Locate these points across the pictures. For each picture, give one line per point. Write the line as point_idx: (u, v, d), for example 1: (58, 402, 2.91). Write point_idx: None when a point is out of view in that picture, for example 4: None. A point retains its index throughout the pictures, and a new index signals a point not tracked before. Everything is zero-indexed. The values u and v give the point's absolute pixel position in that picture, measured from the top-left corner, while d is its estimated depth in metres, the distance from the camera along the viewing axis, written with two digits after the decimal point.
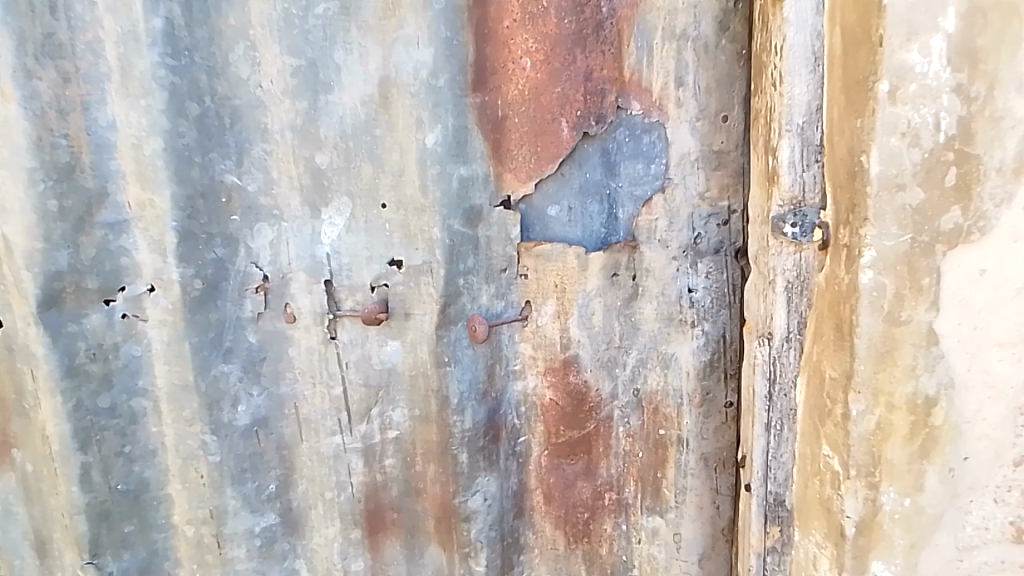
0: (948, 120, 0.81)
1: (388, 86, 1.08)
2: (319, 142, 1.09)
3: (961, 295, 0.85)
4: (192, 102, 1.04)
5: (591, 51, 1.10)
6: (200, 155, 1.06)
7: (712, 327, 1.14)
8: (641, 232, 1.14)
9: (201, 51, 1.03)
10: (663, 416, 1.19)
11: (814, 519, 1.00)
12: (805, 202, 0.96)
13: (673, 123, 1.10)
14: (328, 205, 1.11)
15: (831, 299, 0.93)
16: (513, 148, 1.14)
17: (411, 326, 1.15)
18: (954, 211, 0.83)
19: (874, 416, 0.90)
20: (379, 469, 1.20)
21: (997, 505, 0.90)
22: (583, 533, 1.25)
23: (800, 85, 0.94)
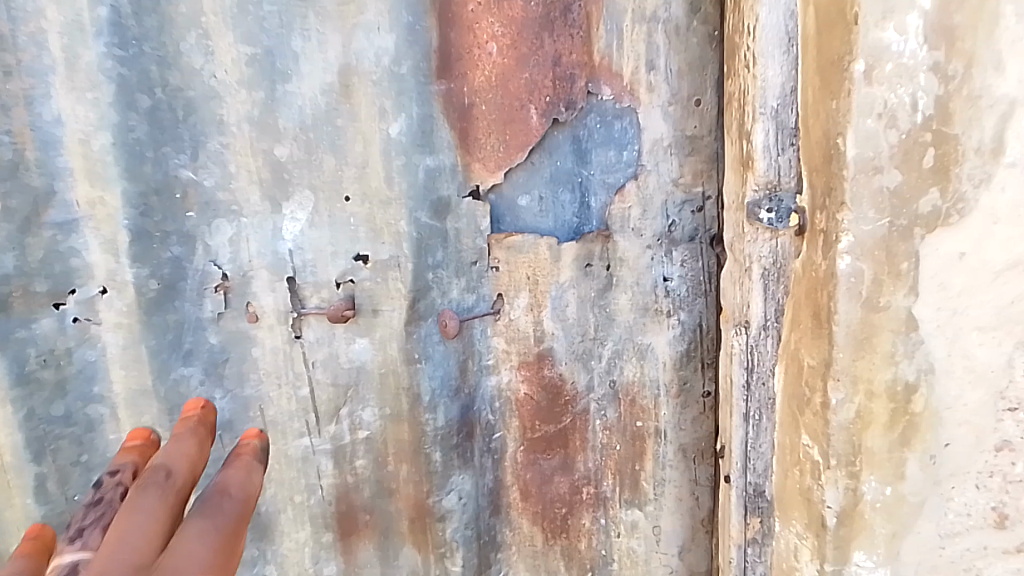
0: (925, 100, 0.80)
1: (350, 74, 1.04)
2: (277, 134, 1.04)
3: (939, 280, 0.84)
4: (143, 94, 0.98)
5: (559, 35, 1.06)
6: (152, 150, 1.00)
7: (688, 316, 1.12)
8: (615, 221, 1.12)
9: (151, 41, 0.98)
10: (640, 407, 1.16)
11: (795, 510, 0.99)
12: (780, 186, 0.94)
13: (645, 108, 1.07)
14: (289, 199, 1.07)
15: (808, 286, 0.91)
16: (480, 137, 1.10)
17: (380, 323, 1.11)
18: (932, 193, 0.82)
19: (854, 405, 0.89)
20: (350, 471, 1.16)
21: (978, 490, 0.90)
22: (561, 528, 1.23)
23: (774, 67, 0.92)
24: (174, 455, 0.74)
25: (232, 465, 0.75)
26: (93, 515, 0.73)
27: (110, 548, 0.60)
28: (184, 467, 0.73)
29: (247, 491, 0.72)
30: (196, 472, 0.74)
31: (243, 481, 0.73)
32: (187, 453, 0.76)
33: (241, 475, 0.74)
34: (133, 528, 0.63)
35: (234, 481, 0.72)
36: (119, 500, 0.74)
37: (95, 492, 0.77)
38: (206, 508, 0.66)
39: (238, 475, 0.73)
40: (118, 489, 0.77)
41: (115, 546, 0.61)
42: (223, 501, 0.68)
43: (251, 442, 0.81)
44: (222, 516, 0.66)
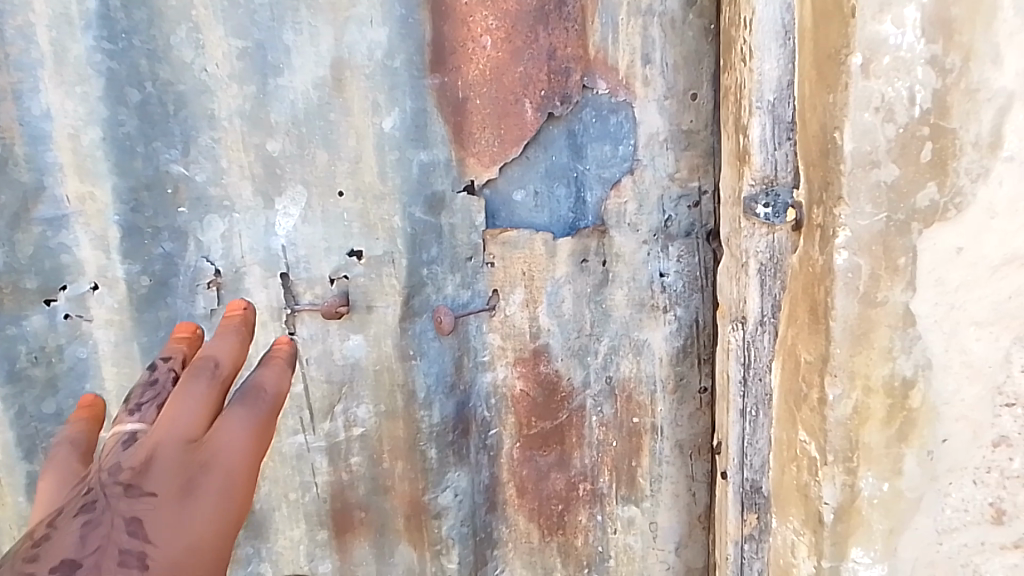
0: (923, 94, 0.79)
1: (342, 68, 1.03)
2: (269, 129, 1.03)
3: (937, 275, 0.84)
4: (133, 88, 0.98)
5: (554, 28, 1.05)
6: (143, 145, 1.00)
7: (684, 312, 1.12)
8: (611, 216, 1.11)
9: (140, 34, 0.97)
10: (637, 403, 1.16)
11: (792, 506, 0.98)
12: (777, 181, 0.94)
13: (641, 102, 1.07)
14: (281, 194, 1.05)
15: (805, 281, 0.91)
16: (475, 131, 1.09)
17: (374, 320, 1.10)
18: (930, 187, 0.82)
19: (851, 400, 0.88)
20: (345, 468, 1.16)
21: (975, 486, 0.91)
22: (558, 525, 1.22)
23: (770, 60, 0.91)
24: (217, 349, 0.72)
25: (268, 363, 0.74)
26: (145, 390, 0.70)
27: (158, 434, 0.63)
28: (230, 360, 0.72)
29: (280, 390, 0.72)
30: (241, 364, 0.73)
31: (279, 382, 0.73)
32: (228, 351, 0.73)
33: (275, 378, 0.73)
34: (185, 409, 0.65)
35: (270, 381, 0.72)
36: (175, 378, 0.72)
37: (150, 372, 0.73)
38: (247, 395, 0.69)
39: (273, 374, 0.73)
40: (171, 373, 0.73)
41: (163, 432, 0.63)
42: (265, 401, 0.69)
43: (282, 348, 0.77)
44: (259, 409, 0.68)
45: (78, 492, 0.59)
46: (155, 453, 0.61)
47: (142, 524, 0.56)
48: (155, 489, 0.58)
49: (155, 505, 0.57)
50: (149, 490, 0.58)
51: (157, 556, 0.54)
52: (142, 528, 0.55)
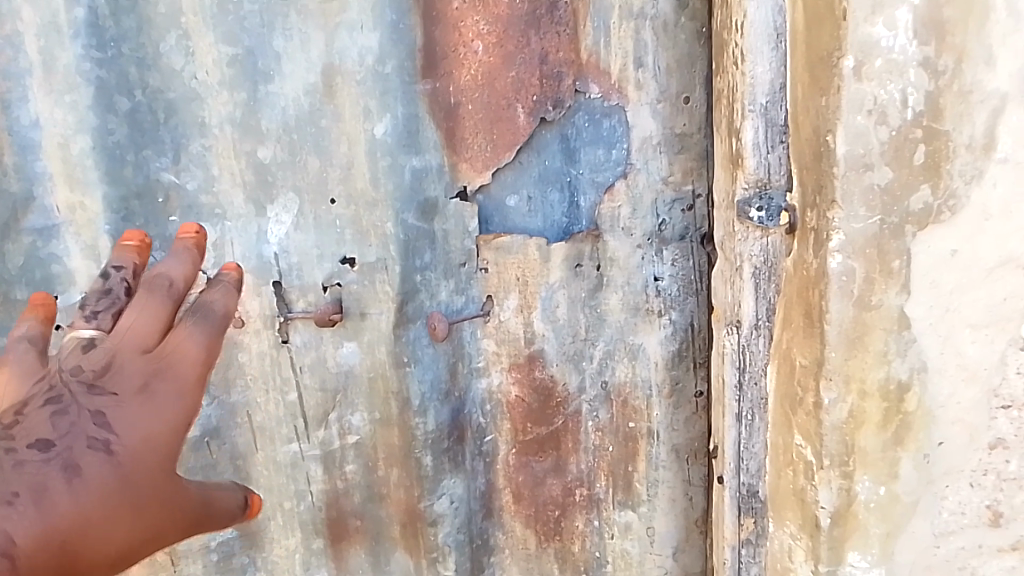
0: (916, 96, 0.79)
1: (333, 74, 1.03)
2: (260, 135, 1.02)
3: (931, 278, 0.84)
4: (122, 96, 0.97)
5: (546, 32, 1.05)
6: (133, 153, 0.99)
7: (679, 315, 1.12)
8: (605, 220, 1.10)
9: (129, 42, 0.96)
10: (632, 408, 1.16)
11: (789, 510, 0.98)
12: (771, 184, 0.94)
13: (633, 106, 1.07)
14: (273, 202, 1.05)
15: (800, 285, 0.90)
16: (467, 137, 1.09)
17: (368, 327, 1.10)
18: (924, 189, 0.81)
19: (847, 404, 0.88)
20: (340, 476, 1.15)
21: (972, 489, 0.91)
22: (555, 531, 1.22)
23: (762, 63, 0.91)
24: (170, 268, 0.81)
25: (218, 284, 0.84)
26: (104, 296, 0.81)
27: (117, 344, 0.76)
28: (183, 275, 0.82)
29: (228, 308, 0.83)
30: (194, 280, 0.83)
31: (228, 301, 0.83)
32: (181, 269, 0.82)
33: (224, 298, 0.83)
34: (142, 319, 0.78)
35: (217, 301, 0.82)
36: (129, 289, 0.81)
37: (104, 279, 0.82)
38: (198, 313, 0.80)
39: (221, 293, 0.83)
40: (125, 282, 0.82)
41: (124, 341, 0.76)
42: (214, 317, 0.80)
43: (229, 272, 0.85)
44: (212, 325, 0.80)
45: (42, 388, 0.73)
46: (113, 364, 0.74)
47: (104, 418, 0.71)
48: (116, 391, 0.73)
49: (116, 402, 0.72)
50: (110, 391, 0.73)
51: (119, 444, 0.70)
52: (103, 424, 0.71)
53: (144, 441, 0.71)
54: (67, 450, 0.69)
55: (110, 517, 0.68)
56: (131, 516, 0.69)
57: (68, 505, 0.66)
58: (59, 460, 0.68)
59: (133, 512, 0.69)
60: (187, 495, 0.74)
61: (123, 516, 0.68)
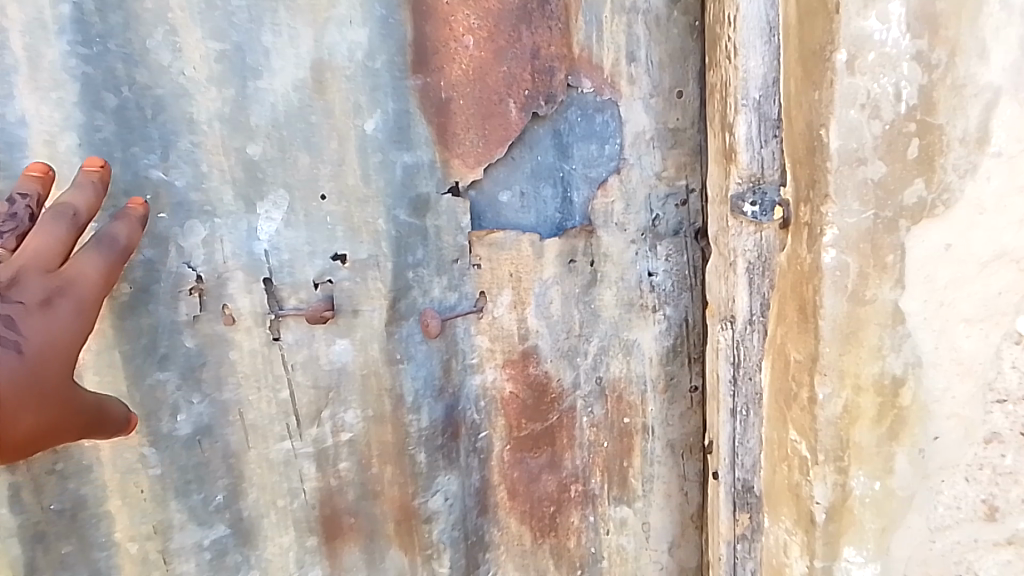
0: (909, 90, 0.79)
1: (323, 70, 1.02)
2: (249, 132, 1.01)
3: (927, 272, 0.83)
4: (109, 93, 0.95)
5: (538, 27, 1.05)
6: (121, 151, 0.97)
7: (673, 311, 1.13)
8: (598, 216, 1.11)
9: (116, 38, 0.95)
10: (627, 403, 1.17)
11: (784, 505, 0.98)
12: (764, 179, 0.93)
13: (626, 101, 1.07)
14: (263, 199, 1.04)
15: (794, 280, 0.90)
16: (459, 132, 1.08)
17: (360, 323, 1.09)
18: (917, 183, 0.81)
19: (841, 399, 0.88)
20: (333, 474, 1.13)
21: (967, 483, 0.90)
22: (550, 527, 1.22)
23: (755, 57, 0.91)
24: (73, 199, 0.89)
25: (122, 218, 0.93)
26: (8, 219, 0.87)
27: (20, 263, 0.83)
28: (87, 206, 0.90)
29: (130, 242, 0.92)
30: (96, 212, 0.91)
31: (129, 235, 0.92)
32: (85, 201, 0.90)
33: (126, 232, 0.92)
34: (44, 241, 0.85)
35: (120, 234, 0.91)
36: (32, 216, 0.89)
37: (8, 203, 0.89)
38: (103, 241, 0.90)
39: (125, 227, 0.92)
40: (30, 210, 0.88)
41: (26, 259, 0.84)
42: (115, 248, 0.90)
43: (136, 208, 0.94)
44: (113, 254, 0.90)
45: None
46: (18, 280, 0.82)
47: (13, 322, 0.80)
48: (22, 301, 0.81)
49: (22, 309, 0.81)
50: (18, 300, 0.81)
51: (26, 344, 0.80)
52: (13, 328, 0.80)
53: (48, 344, 0.82)
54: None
55: (21, 405, 0.79)
56: (36, 406, 0.80)
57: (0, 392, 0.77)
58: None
59: (35, 403, 0.80)
60: (83, 399, 0.87)
61: (28, 405, 0.80)
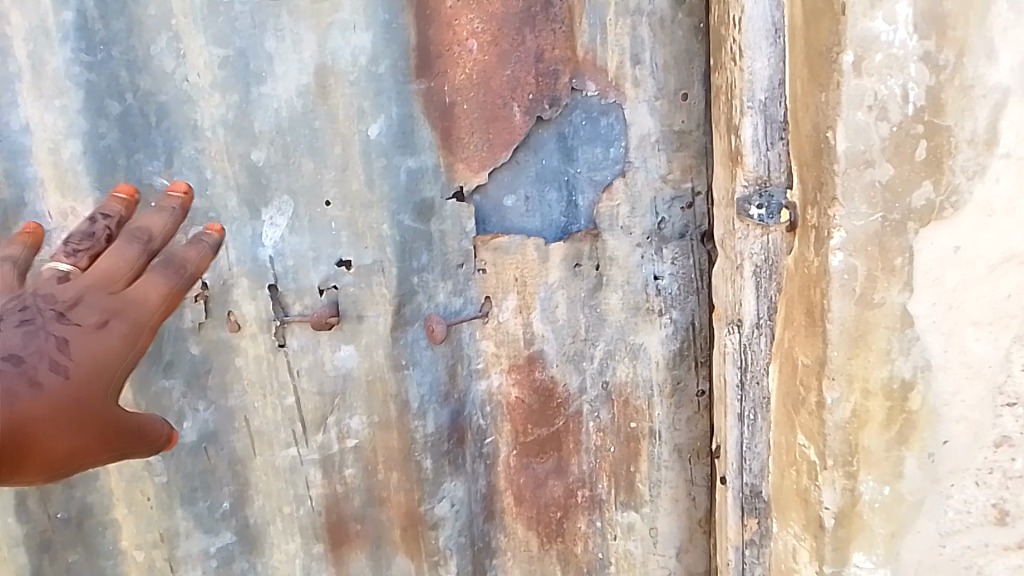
0: (917, 91, 0.78)
1: (326, 75, 1.01)
2: (253, 138, 1.01)
3: (935, 274, 0.83)
4: (113, 99, 0.96)
5: (541, 30, 1.05)
6: (125, 157, 0.98)
7: (680, 315, 1.12)
8: (603, 219, 1.10)
9: (119, 45, 0.95)
10: (634, 408, 1.16)
11: (792, 510, 0.97)
12: (771, 181, 0.93)
13: (631, 103, 1.06)
14: (268, 204, 1.03)
15: (802, 283, 0.89)
16: (463, 137, 1.07)
17: (365, 329, 1.09)
18: (926, 186, 0.80)
19: (849, 404, 0.87)
20: (339, 480, 1.13)
21: (978, 488, 0.89)
22: (557, 533, 1.21)
23: (761, 59, 0.90)
24: (148, 222, 0.85)
25: (194, 242, 0.89)
26: (84, 238, 0.83)
27: (84, 283, 0.78)
28: (162, 230, 0.86)
29: (200, 268, 0.87)
30: (170, 236, 0.86)
31: (200, 261, 0.87)
32: (160, 226, 0.86)
33: (196, 256, 0.88)
34: (113, 261, 0.81)
35: (191, 259, 0.86)
36: (110, 237, 0.85)
37: (90, 223, 0.85)
38: (170, 265, 0.84)
39: (195, 253, 0.87)
40: (109, 230, 0.85)
41: (91, 280, 0.79)
42: (183, 273, 0.84)
43: (212, 234, 0.90)
44: (178, 279, 0.84)
45: (13, 306, 0.76)
46: (80, 300, 0.77)
47: (65, 345, 0.74)
48: (80, 322, 0.76)
49: (79, 332, 0.75)
50: (75, 320, 0.76)
51: (73, 367, 0.73)
52: (64, 351, 0.74)
53: (97, 365, 0.75)
54: (31, 368, 0.72)
55: (46, 425, 0.71)
56: (74, 425, 0.72)
57: (30, 411, 0.70)
58: (24, 373, 0.71)
59: (72, 422, 0.72)
60: (122, 418, 0.76)
61: (62, 425, 0.72)
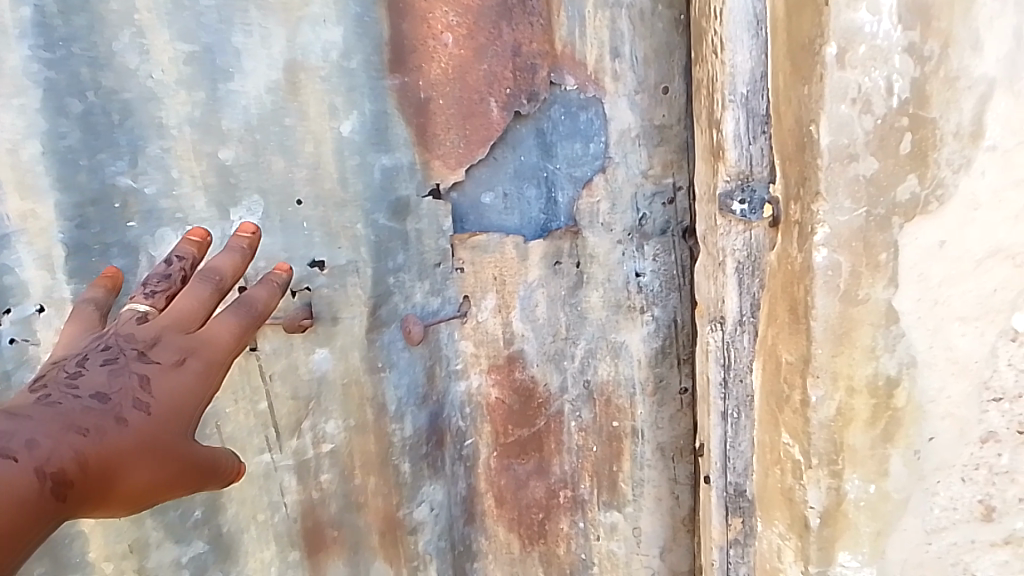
0: (901, 83, 0.76)
1: (296, 70, 0.98)
2: (222, 136, 0.95)
3: (920, 270, 0.81)
4: (74, 98, 0.86)
5: (518, 23, 1.04)
6: (87, 157, 0.88)
7: (662, 312, 1.10)
8: (583, 216, 1.08)
9: (80, 41, 0.86)
10: (616, 407, 1.14)
11: (777, 509, 0.96)
12: (753, 176, 0.91)
13: (611, 97, 1.05)
14: (236, 204, 0.98)
15: (785, 279, 0.88)
16: (439, 133, 1.08)
17: (341, 331, 1.05)
18: (910, 179, 0.79)
19: (834, 402, 0.86)
20: (315, 486, 1.08)
21: (964, 483, 0.88)
22: (539, 534, 1.20)
23: (743, 52, 0.89)
24: (219, 262, 0.80)
25: (262, 282, 0.83)
26: (161, 279, 0.79)
27: (162, 323, 0.73)
28: (231, 271, 0.80)
29: (268, 308, 0.81)
30: (240, 275, 0.81)
31: (268, 300, 0.81)
32: (230, 265, 0.81)
33: (265, 296, 0.81)
34: (187, 302, 0.76)
35: (259, 298, 0.81)
36: (186, 277, 0.80)
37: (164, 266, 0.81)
38: (240, 304, 0.79)
39: (264, 292, 0.81)
40: (184, 271, 0.80)
41: (167, 322, 0.74)
42: (253, 311, 0.78)
43: (280, 273, 0.85)
44: (249, 316, 0.78)
45: (95, 346, 0.72)
46: (159, 339, 0.72)
47: (146, 383, 0.69)
48: (159, 360, 0.71)
49: (160, 369, 0.71)
50: (154, 359, 0.71)
51: (155, 403, 0.68)
52: (147, 389, 0.69)
53: (175, 404, 0.70)
54: (116, 406, 0.67)
55: (131, 460, 0.65)
56: (158, 461, 0.67)
57: (116, 446, 0.64)
58: (110, 411, 0.66)
59: (156, 458, 0.67)
60: (197, 453, 0.71)
61: (145, 461, 0.66)
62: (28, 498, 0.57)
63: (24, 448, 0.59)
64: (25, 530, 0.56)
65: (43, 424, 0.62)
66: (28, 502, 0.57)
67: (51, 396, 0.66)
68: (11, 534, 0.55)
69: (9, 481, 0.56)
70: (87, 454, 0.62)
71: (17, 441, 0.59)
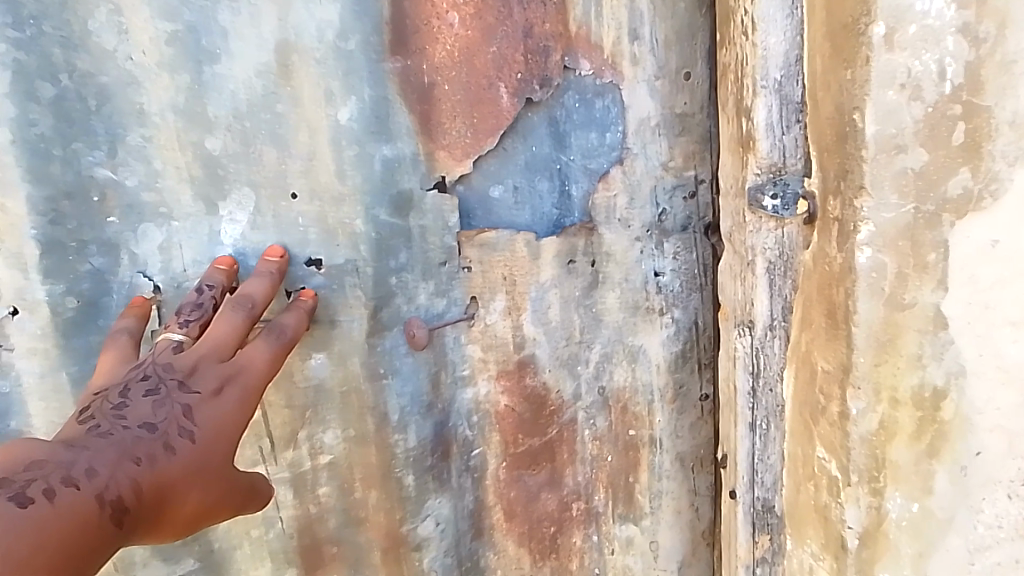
0: (954, 67, 0.69)
1: (288, 52, 0.92)
2: (208, 125, 0.92)
3: (969, 271, 0.72)
4: (45, 81, 0.86)
5: (529, 2, 0.94)
6: (61, 147, 0.89)
7: (683, 314, 1.03)
8: (599, 211, 1.00)
9: (53, 19, 0.86)
10: (633, 414, 1.07)
11: (810, 527, 0.88)
12: (786, 169, 0.84)
13: (629, 84, 0.96)
14: (225, 198, 0.94)
15: (821, 281, 0.81)
16: (445, 122, 0.98)
17: (338, 336, 1.00)
18: (962, 172, 0.70)
19: (876, 414, 0.78)
20: (313, 500, 1.05)
21: (1010, 500, 0.78)
22: (551, 549, 1.13)
23: (776, 33, 0.81)
24: (251, 290, 0.91)
25: (292, 308, 0.94)
26: (194, 308, 0.91)
27: (199, 353, 0.87)
28: (263, 298, 0.91)
29: (297, 334, 0.92)
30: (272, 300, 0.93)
31: (298, 326, 0.93)
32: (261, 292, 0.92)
33: (295, 322, 0.93)
34: (223, 329, 0.89)
35: (290, 323, 0.92)
36: (216, 305, 0.92)
37: (197, 294, 0.92)
38: (273, 330, 0.91)
39: (294, 317, 0.93)
40: (214, 300, 0.91)
41: (204, 351, 0.87)
42: (283, 337, 0.91)
43: (305, 300, 0.95)
44: (280, 344, 0.91)
45: (135, 376, 0.85)
46: (196, 369, 0.86)
47: (189, 412, 0.83)
48: (200, 390, 0.84)
49: (201, 398, 0.84)
50: (195, 389, 0.84)
51: (199, 432, 0.82)
52: (190, 418, 0.82)
53: (216, 431, 0.83)
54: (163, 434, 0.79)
55: (180, 485, 0.78)
56: (203, 486, 0.80)
57: (166, 473, 0.77)
58: (159, 440, 0.78)
59: (201, 483, 0.80)
60: (235, 479, 0.85)
61: (191, 485, 0.79)
62: (91, 523, 0.68)
63: (84, 477, 0.70)
64: (89, 547, 0.67)
65: (104, 452, 0.74)
66: (90, 528, 0.68)
67: (104, 429, 0.78)
68: (79, 552, 0.66)
69: (73, 506, 0.67)
70: (141, 481, 0.74)
71: (79, 469, 0.71)
